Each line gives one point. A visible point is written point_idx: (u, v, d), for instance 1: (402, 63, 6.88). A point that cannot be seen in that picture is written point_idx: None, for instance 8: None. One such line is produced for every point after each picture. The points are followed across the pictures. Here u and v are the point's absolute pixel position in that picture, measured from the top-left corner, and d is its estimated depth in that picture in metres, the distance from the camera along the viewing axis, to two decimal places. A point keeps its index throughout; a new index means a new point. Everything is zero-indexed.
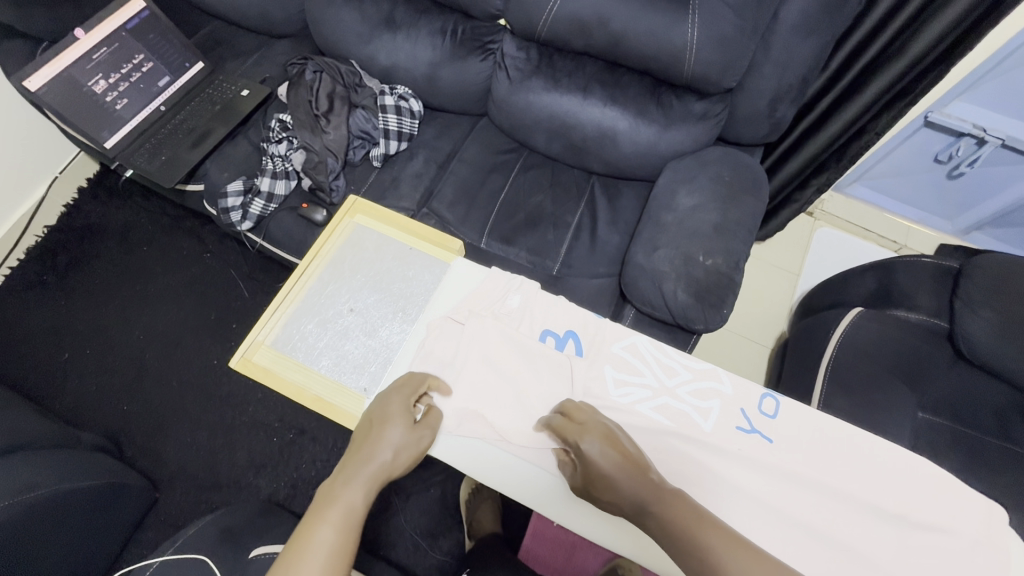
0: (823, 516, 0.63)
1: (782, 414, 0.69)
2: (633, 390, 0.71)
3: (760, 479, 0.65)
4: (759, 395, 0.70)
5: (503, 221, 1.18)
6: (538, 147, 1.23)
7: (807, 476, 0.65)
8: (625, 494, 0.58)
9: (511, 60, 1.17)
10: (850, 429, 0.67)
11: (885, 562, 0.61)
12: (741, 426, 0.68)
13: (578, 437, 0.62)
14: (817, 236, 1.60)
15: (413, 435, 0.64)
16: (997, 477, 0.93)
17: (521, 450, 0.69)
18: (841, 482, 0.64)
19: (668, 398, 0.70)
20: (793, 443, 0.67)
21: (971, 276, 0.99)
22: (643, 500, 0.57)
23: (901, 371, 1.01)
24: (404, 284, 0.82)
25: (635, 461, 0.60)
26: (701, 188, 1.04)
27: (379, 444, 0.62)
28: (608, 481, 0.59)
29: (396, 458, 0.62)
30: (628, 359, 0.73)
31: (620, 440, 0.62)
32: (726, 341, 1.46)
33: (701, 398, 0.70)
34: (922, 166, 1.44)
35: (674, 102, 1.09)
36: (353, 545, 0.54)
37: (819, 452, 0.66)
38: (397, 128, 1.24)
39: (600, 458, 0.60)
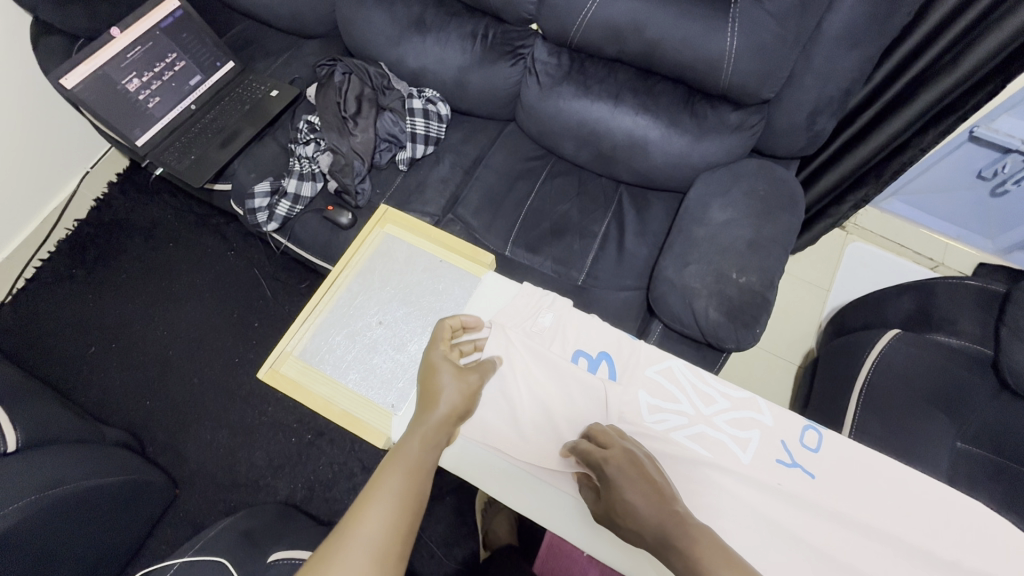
0: (852, 553, 0.61)
1: (825, 448, 0.66)
2: (667, 417, 0.69)
3: (779, 505, 0.63)
4: (801, 427, 0.68)
5: (529, 230, 1.16)
6: (567, 154, 1.21)
7: (840, 510, 0.63)
8: (647, 522, 0.54)
9: (542, 65, 1.15)
10: (895, 465, 0.64)
11: None
12: (780, 459, 0.66)
13: (605, 458, 0.60)
14: (849, 251, 1.55)
15: (462, 378, 0.65)
16: None
17: (549, 473, 0.67)
18: (887, 524, 0.62)
19: (704, 427, 0.68)
20: (836, 478, 0.65)
21: (1019, 302, 0.95)
22: (665, 531, 0.52)
23: (940, 399, 0.97)
24: (434, 297, 0.81)
25: (662, 491, 0.56)
26: (735, 203, 1.01)
27: (435, 394, 0.62)
28: (629, 506, 0.55)
29: (452, 402, 0.62)
30: (663, 384, 0.71)
31: (649, 469, 0.59)
32: (751, 357, 1.43)
33: (740, 428, 0.68)
34: (963, 182, 1.38)
35: (708, 112, 1.06)
36: (422, 488, 0.53)
37: (864, 490, 0.64)
38: (424, 131, 1.23)
39: (623, 482, 0.57)
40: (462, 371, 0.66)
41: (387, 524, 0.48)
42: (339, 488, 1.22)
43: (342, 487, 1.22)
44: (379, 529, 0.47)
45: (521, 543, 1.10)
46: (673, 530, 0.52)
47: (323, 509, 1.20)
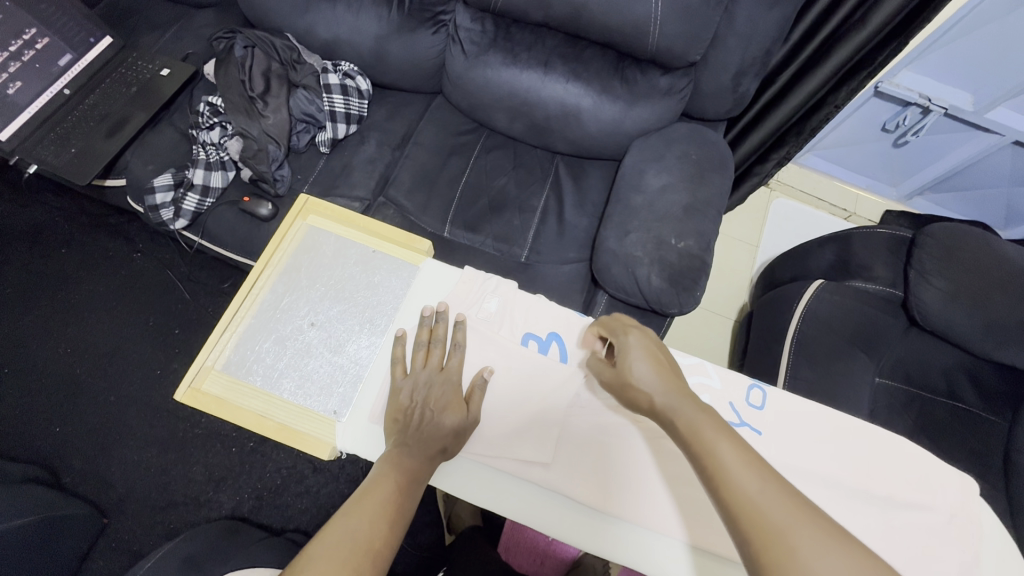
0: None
1: (768, 405, 0.69)
2: None
3: None
4: (746, 386, 0.70)
5: (467, 208, 1.12)
6: (500, 127, 1.17)
7: (788, 462, 0.66)
8: (655, 394, 0.59)
9: (464, 33, 1.08)
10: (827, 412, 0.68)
11: (871, 543, 0.63)
12: (729, 420, 0.68)
13: (632, 346, 0.64)
14: (773, 207, 1.64)
15: (460, 412, 0.64)
16: (944, 434, 1.00)
17: (504, 463, 0.66)
18: (829, 470, 0.66)
19: None
20: (780, 432, 0.68)
21: (924, 245, 1.04)
22: (670, 407, 0.57)
23: (859, 341, 1.06)
24: (369, 292, 0.75)
25: (677, 375, 0.61)
26: (670, 168, 1.02)
27: (430, 422, 0.63)
28: (640, 378, 0.61)
29: (435, 434, 0.62)
30: None
31: (660, 353, 0.64)
32: (691, 316, 1.48)
33: None
34: (870, 135, 1.47)
35: (638, 77, 1.05)
36: (383, 529, 0.56)
37: (807, 440, 0.67)
38: (345, 109, 1.14)
39: (637, 355, 0.62)
40: (456, 404, 0.65)
41: (344, 555, 0.52)
42: (290, 492, 1.16)
43: (293, 492, 1.16)
44: (335, 561, 0.52)
45: (485, 524, 1.11)
46: (678, 401, 0.57)
47: (274, 517, 1.14)
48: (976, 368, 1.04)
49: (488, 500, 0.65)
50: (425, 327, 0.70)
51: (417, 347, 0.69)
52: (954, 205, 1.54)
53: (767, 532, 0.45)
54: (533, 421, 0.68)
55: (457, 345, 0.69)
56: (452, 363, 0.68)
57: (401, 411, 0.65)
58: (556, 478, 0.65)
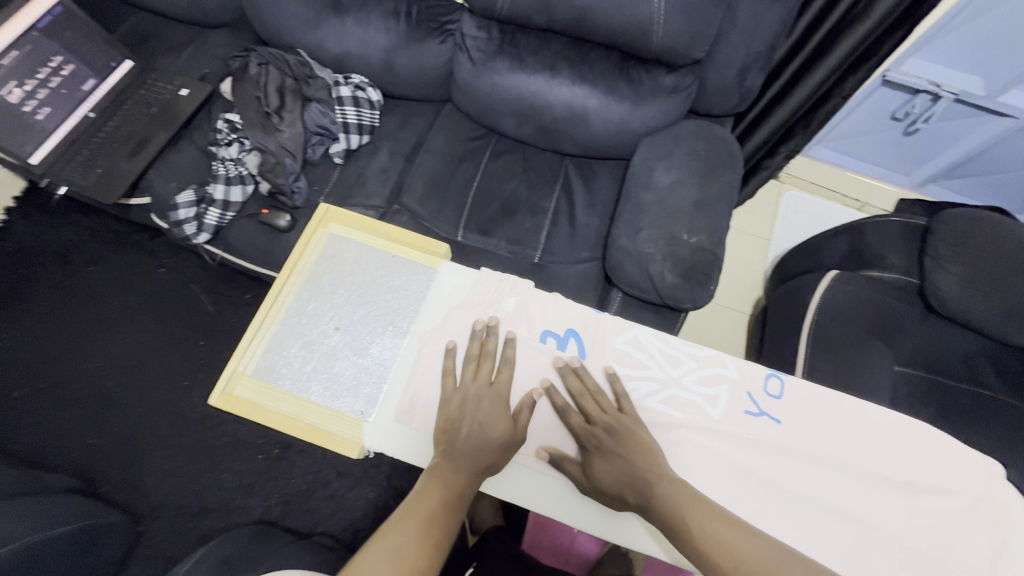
0: (822, 489, 0.64)
1: (786, 394, 0.69)
2: (638, 385, 0.70)
3: (754, 455, 0.66)
4: (764, 376, 0.70)
5: (479, 211, 1.15)
6: (509, 132, 1.20)
7: (808, 450, 0.66)
8: (638, 489, 0.61)
9: (471, 41, 1.11)
10: (846, 400, 0.68)
11: (892, 527, 0.63)
12: (748, 410, 0.68)
13: (600, 444, 0.64)
14: (784, 200, 1.64)
15: (507, 430, 0.65)
16: (967, 419, 1.00)
17: (523, 455, 0.68)
18: (850, 456, 0.66)
19: (675, 389, 0.69)
20: (799, 420, 0.68)
21: (938, 232, 1.04)
22: (653, 496, 0.60)
23: (877, 329, 1.06)
24: (390, 296, 0.77)
25: (652, 459, 0.62)
26: (678, 164, 1.03)
27: (473, 441, 0.64)
28: (610, 474, 0.62)
29: (480, 453, 0.63)
30: (631, 353, 0.71)
31: (633, 429, 0.65)
32: (705, 311, 1.49)
33: (708, 385, 0.70)
34: (880, 124, 1.46)
35: (643, 76, 1.07)
36: (424, 550, 0.57)
37: (827, 428, 0.67)
38: (357, 121, 1.17)
39: (614, 446, 0.63)
40: (506, 421, 0.65)
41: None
42: (316, 497, 1.18)
43: (319, 496, 1.18)
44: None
45: (506, 521, 1.11)
46: (657, 484, 0.60)
47: (302, 521, 1.16)
48: (993, 352, 1.05)
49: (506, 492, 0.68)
50: (476, 340, 0.71)
51: (469, 360, 0.69)
52: (969, 191, 1.53)
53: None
54: (550, 414, 0.70)
55: (507, 360, 0.69)
56: (501, 378, 0.68)
57: (450, 421, 0.66)
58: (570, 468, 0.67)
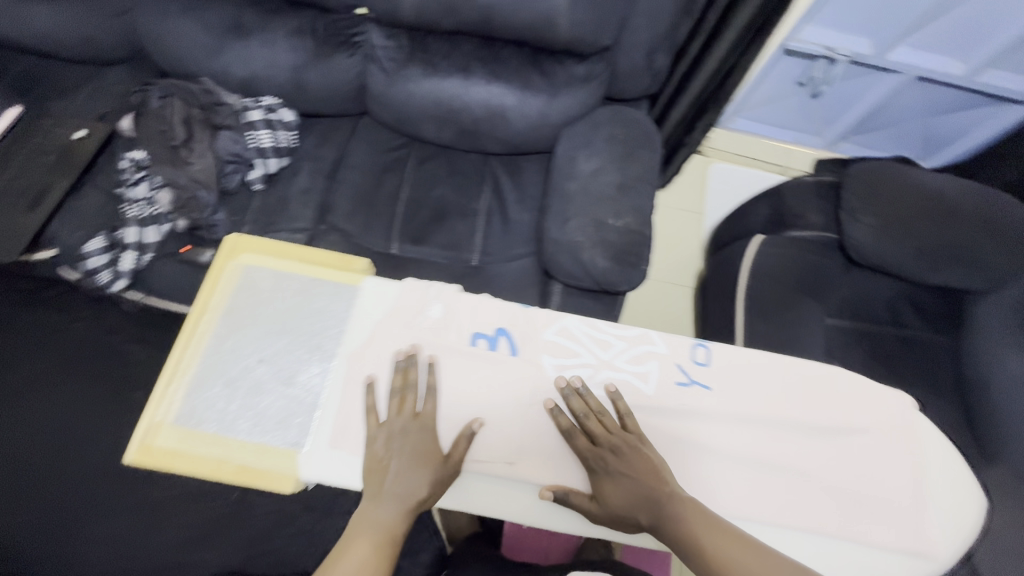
0: (754, 447, 0.67)
1: (712, 360, 0.71)
2: (573, 372, 0.70)
3: (686, 424, 0.68)
4: (691, 345, 0.72)
5: (410, 221, 1.14)
6: (431, 138, 1.19)
7: (737, 412, 0.68)
8: (651, 509, 0.62)
9: (381, 52, 1.09)
10: (768, 356, 0.72)
11: (821, 472, 0.66)
12: (679, 380, 0.70)
13: (608, 469, 0.64)
14: (711, 173, 1.71)
15: (433, 466, 0.65)
16: (889, 358, 1.09)
17: (474, 464, 0.66)
18: (777, 411, 0.69)
19: (608, 371, 0.70)
20: (726, 383, 0.70)
21: (849, 187, 1.09)
22: (671, 515, 0.61)
23: (804, 286, 1.11)
24: (313, 321, 0.74)
25: (662, 478, 0.64)
26: (599, 151, 1.05)
27: (398, 481, 0.65)
28: (619, 496, 0.63)
29: (407, 490, 0.64)
30: (563, 343, 0.72)
31: (637, 449, 0.65)
32: (649, 290, 1.53)
33: (639, 363, 0.71)
34: (788, 91, 1.54)
35: (556, 68, 1.08)
36: None
37: (752, 387, 0.70)
38: (273, 143, 1.13)
39: (624, 468, 0.64)
40: (431, 456, 0.65)
41: None
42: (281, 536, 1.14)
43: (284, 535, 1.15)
44: None
45: (484, 527, 1.12)
46: (667, 504, 0.62)
47: None
48: (911, 293, 1.14)
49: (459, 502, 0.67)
50: (399, 372, 0.69)
51: (392, 396, 0.68)
52: (877, 144, 1.63)
53: None
54: (491, 416, 0.69)
55: (430, 390, 0.68)
56: (427, 408, 0.68)
57: (374, 466, 0.66)
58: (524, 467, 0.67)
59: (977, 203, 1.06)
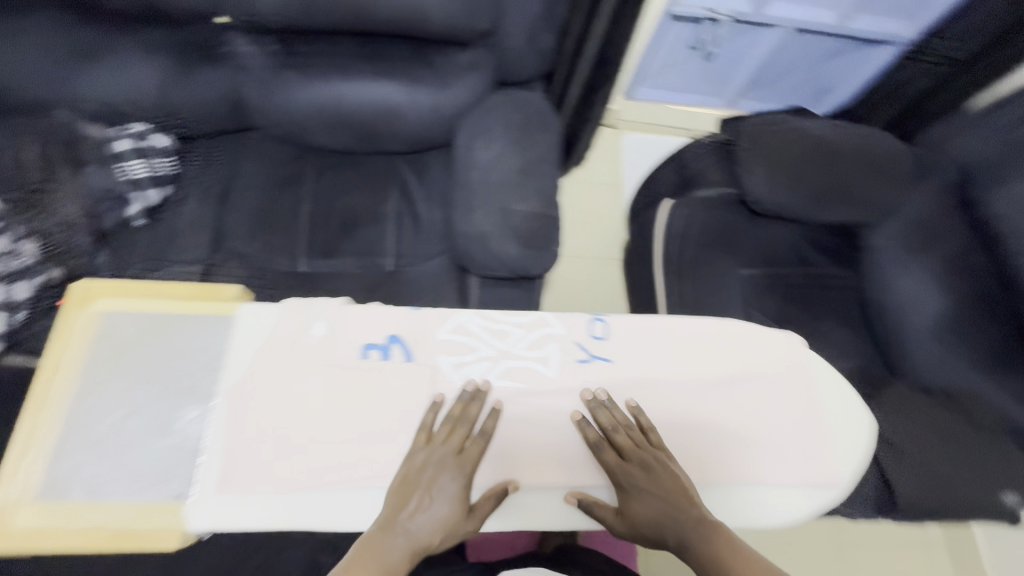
0: (654, 410, 0.69)
1: (610, 332, 0.73)
2: (471, 368, 0.71)
3: (588, 399, 0.69)
4: (590, 320, 0.73)
5: (316, 235, 1.10)
6: (324, 145, 1.13)
7: (638, 380, 0.70)
8: (671, 521, 0.62)
9: (252, 61, 1.03)
10: (665, 319, 0.74)
11: (720, 422, 0.69)
12: (580, 358, 0.71)
13: (639, 483, 0.64)
14: (625, 144, 1.74)
15: (456, 514, 0.62)
16: (799, 300, 1.16)
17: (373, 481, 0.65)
18: (674, 371, 0.71)
19: (509, 360, 0.71)
20: (625, 353, 0.72)
21: (741, 143, 1.13)
22: (689, 526, 0.60)
23: (717, 242, 1.16)
24: (187, 362, 0.70)
25: (692, 494, 0.63)
26: (495, 137, 1.02)
27: (418, 518, 0.61)
28: (648, 506, 0.63)
29: (423, 532, 0.60)
30: (459, 340, 0.71)
31: (675, 469, 0.65)
32: (579, 268, 1.55)
33: (539, 347, 0.71)
34: (682, 56, 1.58)
35: (439, 59, 1.05)
36: None
37: (651, 352, 0.72)
38: (149, 172, 1.05)
39: (660, 478, 0.64)
40: (459, 500, 0.62)
41: None
42: None
43: None
44: None
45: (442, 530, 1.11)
46: (691, 520, 0.61)
47: None
48: (813, 235, 1.20)
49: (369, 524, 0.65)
50: (462, 401, 0.66)
51: (444, 422, 0.65)
52: (773, 98, 1.69)
53: None
54: (393, 426, 0.68)
55: (483, 433, 0.65)
56: (472, 449, 0.65)
57: (406, 484, 0.62)
58: (431, 474, 0.66)
59: (856, 140, 1.13)
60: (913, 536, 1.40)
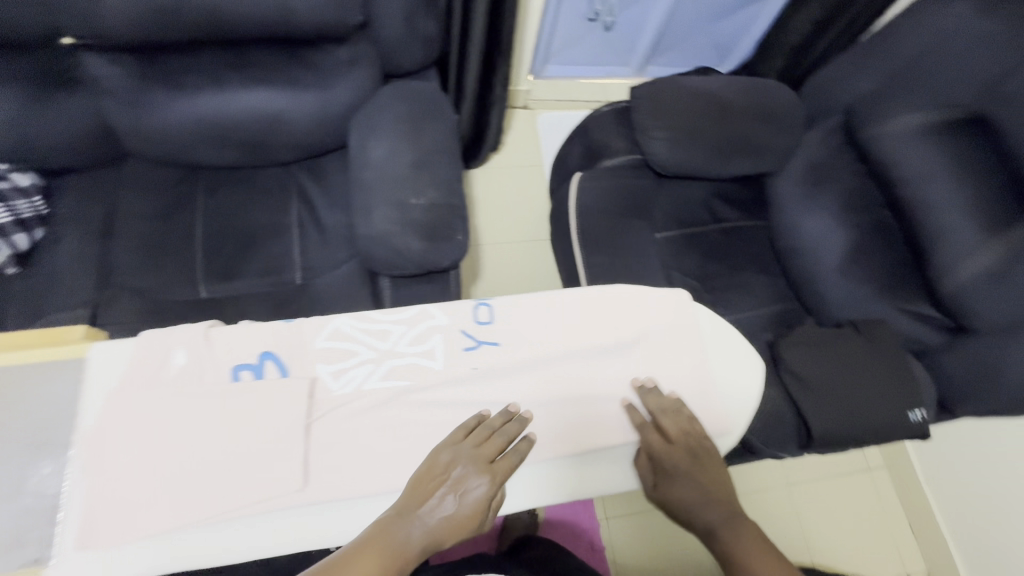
0: (540, 386, 0.74)
1: (493, 317, 0.76)
2: (353, 374, 0.72)
3: (477, 385, 0.73)
4: (473, 307, 0.77)
5: (214, 257, 1.04)
6: (212, 161, 1.08)
7: (524, 358, 0.75)
8: (700, 504, 0.71)
9: (110, 81, 0.95)
10: (546, 296, 0.78)
11: (599, 384, 0.76)
12: (466, 346, 0.74)
13: (681, 470, 0.72)
14: (541, 123, 1.72)
15: (477, 515, 0.65)
16: (715, 256, 1.18)
17: (247, 506, 0.65)
18: (556, 343, 0.76)
19: (392, 359, 0.73)
20: (508, 335, 0.76)
21: (638, 108, 1.13)
22: (716, 513, 0.71)
23: (629, 210, 1.15)
24: (36, 416, 0.68)
25: (718, 483, 0.72)
26: (386, 131, 0.99)
27: (440, 508, 0.64)
28: (681, 486, 0.72)
29: (436, 525, 0.63)
30: (335, 347, 0.73)
31: (708, 457, 0.73)
32: (509, 254, 1.54)
33: (422, 341, 0.74)
34: (583, 29, 1.57)
35: (317, 57, 1.01)
36: None
37: (532, 329, 0.76)
38: (13, 217, 0.97)
39: (694, 462, 0.72)
40: (481, 502, 0.65)
41: None
42: None
43: None
44: None
45: None
46: (719, 509, 0.71)
47: None
48: (722, 190, 1.22)
49: (269, 546, 0.66)
50: (501, 415, 0.70)
51: (483, 429, 0.68)
52: (677, 61, 1.72)
53: None
54: (264, 446, 0.67)
55: (516, 450, 0.68)
56: (503, 463, 0.67)
57: (427, 477, 0.65)
58: (316, 490, 0.67)
59: (749, 92, 1.15)
60: (856, 463, 1.48)
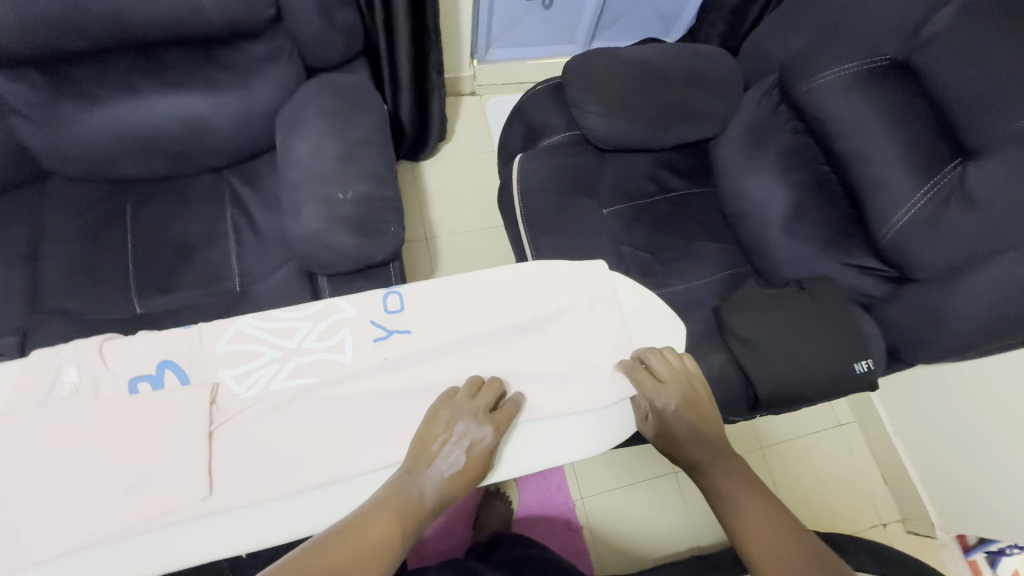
0: (452, 370, 0.77)
1: (402, 305, 0.78)
2: (259, 375, 0.73)
3: (389, 374, 0.75)
4: (384, 296, 0.78)
5: (148, 272, 1.01)
6: (137, 174, 1.05)
7: (434, 343, 0.77)
8: (692, 439, 0.75)
9: (16, 99, 0.90)
10: (454, 279, 0.80)
11: (511, 361, 0.78)
12: (377, 336, 0.76)
13: (671, 411, 0.75)
14: (490, 109, 1.70)
15: (481, 461, 0.69)
16: (664, 226, 1.17)
17: (149, 517, 0.66)
18: (467, 326, 0.78)
19: (298, 358, 0.74)
20: (418, 322, 0.77)
21: (572, 84, 1.11)
22: (711, 446, 0.75)
23: (573, 186, 1.14)
24: None
25: (712, 418, 0.77)
26: (311, 128, 0.96)
27: (449, 458, 0.68)
28: (674, 423, 0.75)
29: (446, 476, 0.67)
30: (239, 349, 0.73)
31: (696, 393, 0.77)
32: (465, 242, 1.53)
33: (331, 336, 0.75)
34: (523, 8, 1.51)
35: (232, 56, 0.96)
36: (380, 549, 0.58)
37: (442, 315, 0.78)
38: None
39: (690, 397, 0.76)
40: (484, 450, 0.69)
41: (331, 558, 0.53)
42: None
43: None
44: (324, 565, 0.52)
45: None
46: (714, 440, 0.75)
47: None
48: (667, 159, 1.20)
49: (186, 553, 0.67)
50: (478, 380, 0.74)
51: (476, 384, 0.73)
52: (620, 35, 1.70)
53: (807, 544, 0.64)
54: (172, 454, 0.68)
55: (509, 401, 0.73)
56: (500, 412, 0.72)
57: (428, 434, 0.69)
58: (225, 494, 0.68)
59: (681, 59, 1.14)
60: (826, 419, 1.49)
